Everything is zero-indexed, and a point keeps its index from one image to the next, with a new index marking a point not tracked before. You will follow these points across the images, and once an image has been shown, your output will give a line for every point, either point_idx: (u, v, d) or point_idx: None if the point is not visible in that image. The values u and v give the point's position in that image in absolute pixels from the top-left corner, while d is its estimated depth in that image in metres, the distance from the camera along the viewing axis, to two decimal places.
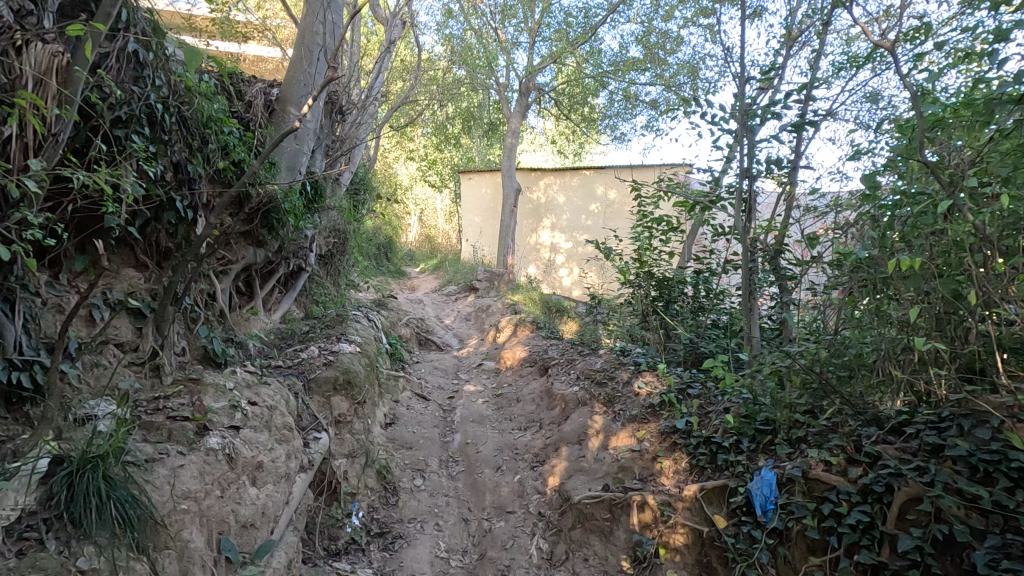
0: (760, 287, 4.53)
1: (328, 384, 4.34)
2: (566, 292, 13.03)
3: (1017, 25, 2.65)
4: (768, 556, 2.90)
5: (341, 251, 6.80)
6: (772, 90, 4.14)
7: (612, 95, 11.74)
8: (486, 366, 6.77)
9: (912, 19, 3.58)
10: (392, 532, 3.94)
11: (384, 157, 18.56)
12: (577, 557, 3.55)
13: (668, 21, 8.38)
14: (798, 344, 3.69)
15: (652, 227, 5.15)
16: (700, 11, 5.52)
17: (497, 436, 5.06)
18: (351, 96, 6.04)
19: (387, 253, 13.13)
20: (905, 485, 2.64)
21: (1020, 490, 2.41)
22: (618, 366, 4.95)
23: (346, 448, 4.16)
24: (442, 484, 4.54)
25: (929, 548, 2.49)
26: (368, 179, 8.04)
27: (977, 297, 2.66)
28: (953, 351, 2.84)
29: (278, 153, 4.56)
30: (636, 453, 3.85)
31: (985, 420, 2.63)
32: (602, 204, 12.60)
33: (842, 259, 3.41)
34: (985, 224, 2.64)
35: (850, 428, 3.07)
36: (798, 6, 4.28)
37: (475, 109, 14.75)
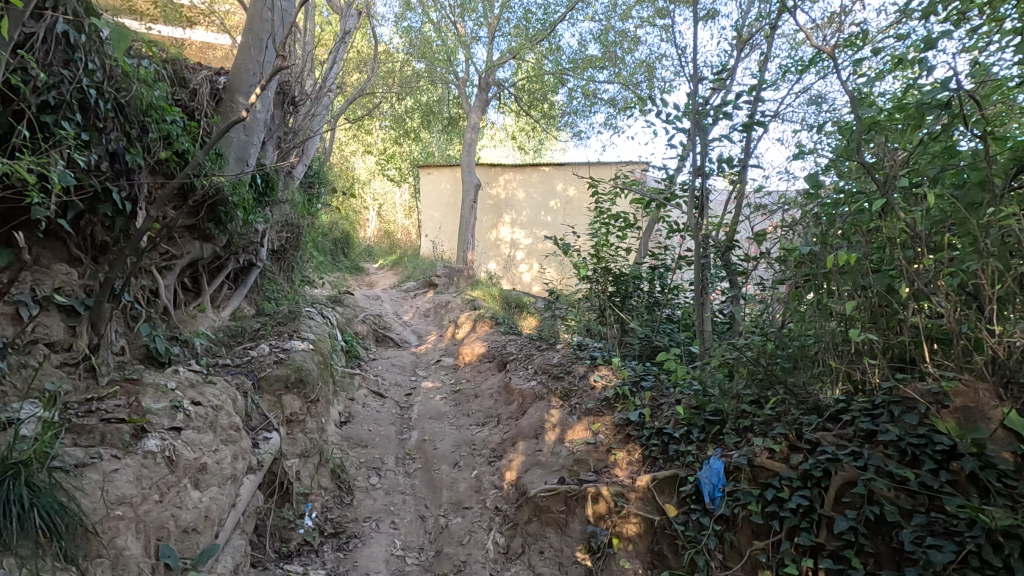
0: (712, 283, 4.67)
1: (280, 383, 4.22)
2: (526, 288, 13.07)
3: (945, 34, 2.82)
4: (715, 542, 3.00)
5: (294, 246, 6.62)
6: (724, 91, 4.26)
7: (571, 92, 11.84)
8: (445, 363, 6.73)
9: (852, 26, 3.75)
10: (346, 532, 3.87)
11: (341, 151, 18.16)
12: (533, 550, 3.57)
13: (626, 20, 8.50)
14: (745, 337, 3.83)
15: (609, 224, 5.23)
16: (657, 11, 5.62)
17: (455, 432, 5.04)
18: (304, 87, 5.87)
19: (345, 248, 12.87)
20: (842, 469, 2.76)
21: (943, 471, 2.57)
22: (575, 361, 5.02)
23: (298, 448, 4.06)
24: (399, 482, 4.49)
25: (862, 529, 2.60)
26: (323, 172, 7.85)
27: (908, 291, 2.81)
28: (886, 342, 2.99)
29: (225, 144, 4.39)
30: (592, 445, 3.91)
31: (914, 406, 2.79)
32: (561, 200, 12.76)
33: (787, 255, 3.55)
34: (914, 222, 2.79)
35: (793, 417, 3.21)
36: (749, 9, 4.40)
37: (435, 103, 14.61)
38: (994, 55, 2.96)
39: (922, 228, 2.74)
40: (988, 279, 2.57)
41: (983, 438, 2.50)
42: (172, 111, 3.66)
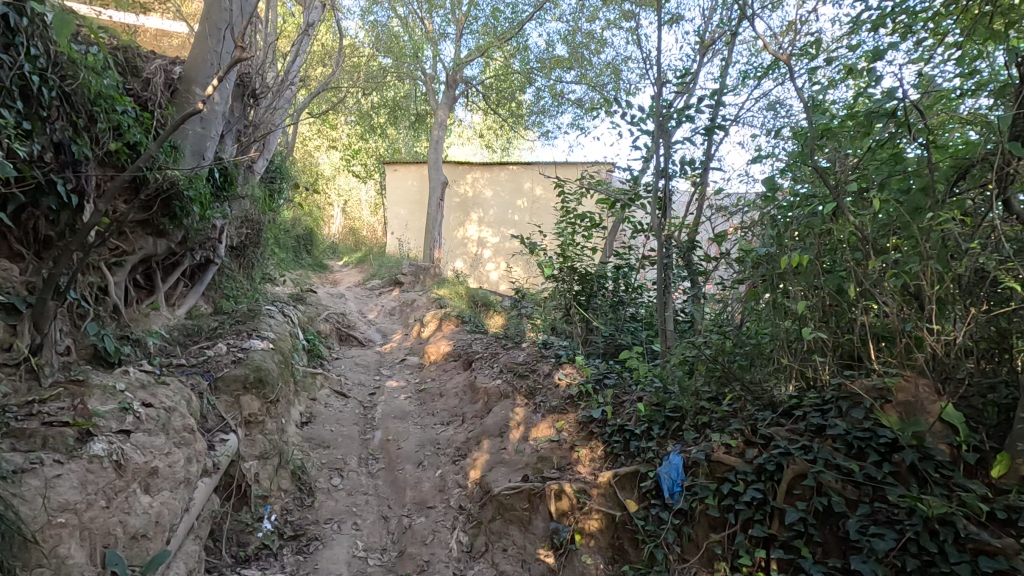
0: (675, 282, 4.77)
1: (238, 384, 4.11)
2: (493, 286, 13.07)
3: (892, 46, 2.96)
4: (674, 535, 3.07)
5: (255, 243, 6.45)
6: (688, 94, 4.36)
7: (539, 92, 11.89)
8: (409, 362, 6.67)
9: (808, 35, 3.90)
10: (307, 534, 3.80)
11: (305, 145, 17.76)
12: (496, 548, 3.58)
13: (592, 22, 8.59)
14: (704, 335, 3.93)
15: (575, 224, 5.29)
16: (623, 15, 5.69)
17: (419, 431, 5.00)
18: (265, 79, 5.72)
19: (308, 245, 12.61)
20: (793, 463, 2.86)
21: (886, 463, 2.70)
22: (540, 359, 5.05)
23: (257, 449, 3.97)
24: (361, 483, 4.44)
25: (812, 519, 2.70)
26: (286, 167, 7.67)
27: (856, 292, 2.93)
28: (836, 340, 3.12)
29: (181, 136, 4.24)
30: (555, 443, 3.96)
31: (859, 402, 2.92)
32: (528, 199, 12.89)
33: (745, 256, 3.67)
34: (863, 225, 2.91)
35: (749, 413, 3.31)
36: (712, 15, 4.51)
37: (401, 99, 14.44)
38: (936, 67, 3.12)
39: (869, 231, 2.87)
40: (929, 280, 2.71)
41: (922, 431, 2.63)
42: (123, 101, 3.52)
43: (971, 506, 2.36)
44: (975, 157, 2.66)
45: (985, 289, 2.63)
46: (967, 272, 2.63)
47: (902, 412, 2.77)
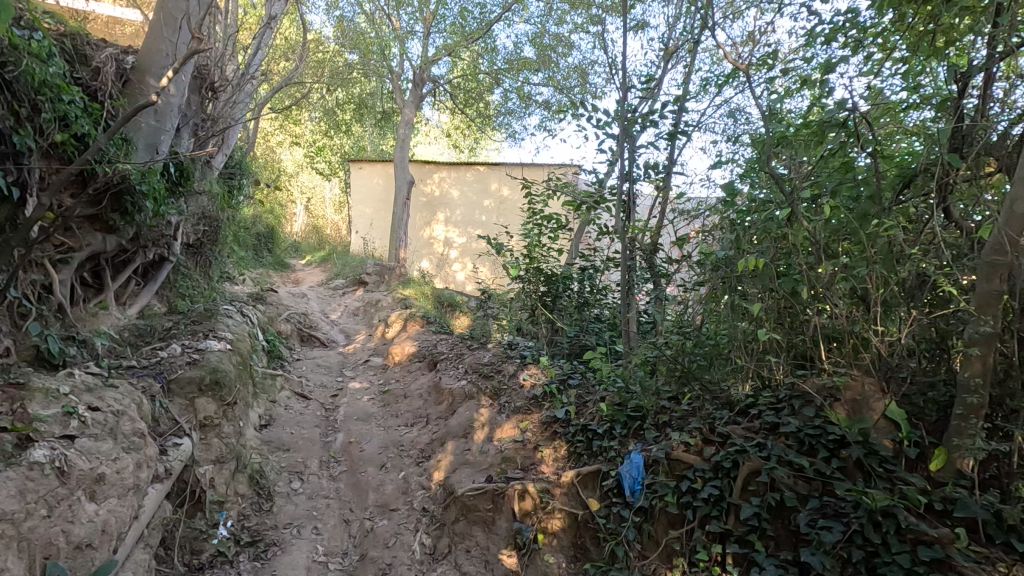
0: (638, 284, 4.85)
1: (193, 386, 3.98)
2: (459, 287, 13.01)
3: (844, 60, 3.10)
4: (634, 533, 3.13)
5: (213, 241, 6.25)
6: (652, 100, 4.46)
7: (506, 93, 11.92)
8: (373, 363, 6.57)
9: (766, 45, 4.03)
10: (265, 540, 3.71)
11: (266, 141, 17.32)
12: (459, 549, 3.56)
13: (560, 25, 8.66)
14: (666, 335, 4.02)
15: (541, 225, 5.33)
16: (589, 19, 5.76)
17: (382, 432, 4.94)
18: (225, 72, 5.56)
19: (269, 243, 12.29)
20: (748, 460, 2.96)
21: (835, 458, 2.82)
22: (505, 360, 5.06)
23: (213, 453, 3.86)
24: (322, 486, 4.35)
25: (765, 514, 2.80)
26: (246, 163, 7.45)
27: (809, 294, 3.05)
28: (789, 341, 3.24)
29: (132, 129, 4.06)
30: (519, 443, 3.97)
31: (811, 400, 3.04)
32: (495, 199, 12.90)
33: (706, 259, 3.78)
34: (815, 230, 3.03)
35: (707, 412, 3.41)
36: (676, 23, 4.61)
37: (367, 96, 14.23)
38: (884, 81, 3.28)
39: (821, 236, 2.99)
40: (875, 284, 2.84)
41: (867, 428, 2.76)
42: (70, 90, 3.36)
43: (911, 498, 2.49)
44: (918, 166, 2.91)
45: (926, 293, 2.79)
46: (910, 276, 2.77)
47: (849, 410, 2.89)
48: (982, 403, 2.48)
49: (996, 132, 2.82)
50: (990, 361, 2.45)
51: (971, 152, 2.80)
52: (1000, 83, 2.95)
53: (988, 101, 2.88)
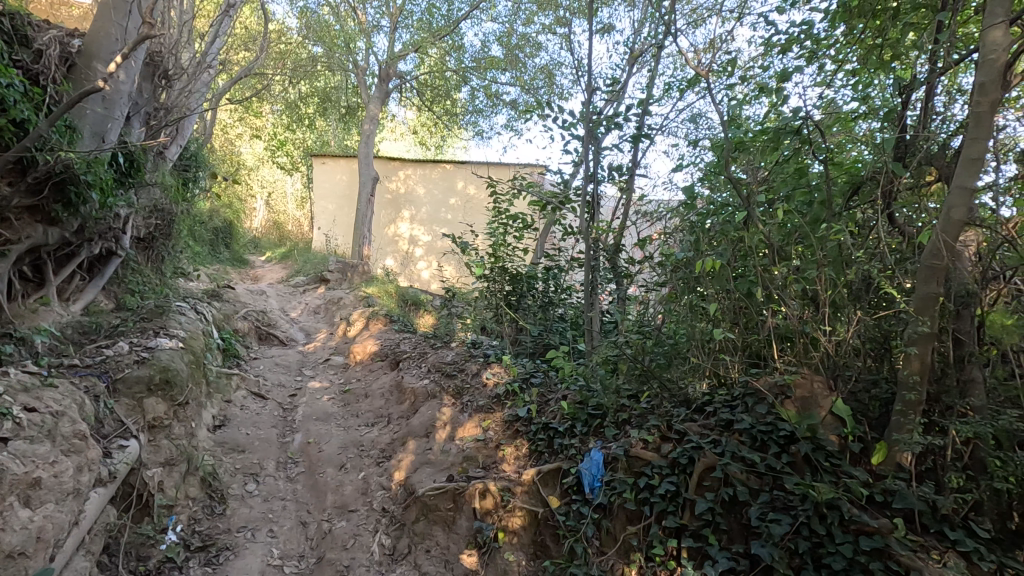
0: (602, 284, 4.92)
1: (141, 386, 3.83)
2: (424, 285, 12.91)
3: (799, 70, 3.23)
4: (593, 529, 3.16)
5: (166, 235, 6.01)
6: (617, 102, 4.54)
7: (473, 91, 11.88)
8: (334, 362, 6.44)
9: (727, 53, 4.15)
10: (217, 544, 3.59)
11: (225, 133, 16.79)
12: (419, 549, 3.53)
13: (528, 26, 8.68)
14: (627, 334, 4.09)
15: (506, 224, 5.34)
16: (556, 21, 5.81)
17: (342, 433, 4.85)
18: (180, 61, 5.35)
19: (227, 238, 11.91)
20: (703, 456, 3.04)
21: (785, 453, 2.92)
22: (468, 359, 5.05)
23: (162, 456, 3.72)
24: (278, 488, 4.24)
25: (719, 509, 2.87)
26: (203, 155, 7.19)
27: (763, 295, 3.15)
28: (744, 340, 3.35)
29: (77, 116, 3.87)
30: (481, 442, 3.98)
31: (763, 397, 3.14)
32: (461, 198, 12.84)
33: (667, 260, 3.87)
34: (770, 234, 3.15)
35: (665, 410, 3.48)
36: (641, 28, 4.70)
37: (331, 90, 13.96)
38: (836, 91, 3.43)
39: (774, 240, 3.10)
40: (824, 286, 2.96)
41: (815, 424, 2.88)
42: (8, 72, 3.18)
43: (854, 491, 2.60)
44: (865, 174, 3.05)
45: (871, 295, 2.92)
46: (856, 278, 2.90)
47: (799, 407, 3.01)
48: (920, 400, 2.61)
49: (936, 142, 2.98)
50: (927, 360, 2.59)
51: (913, 162, 2.96)
52: (941, 97, 3.12)
53: (929, 114, 3.05)
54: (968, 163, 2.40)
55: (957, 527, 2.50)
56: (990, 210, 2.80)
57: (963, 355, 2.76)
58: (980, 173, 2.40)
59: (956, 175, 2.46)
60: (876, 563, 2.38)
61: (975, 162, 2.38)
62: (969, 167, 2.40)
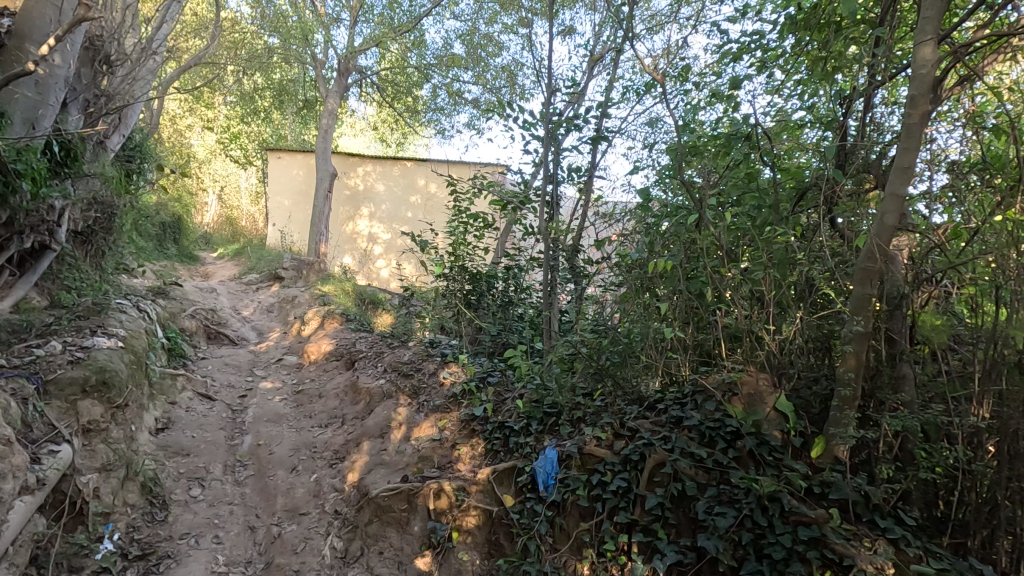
0: (560, 284, 4.96)
1: (75, 387, 3.64)
2: (383, 284, 12.71)
3: (750, 79, 3.36)
4: (547, 527, 3.18)
5: (106, 229, 5.67)
6: (576, 104, 4.60)
7: (435, 88, 11.78)
8: (287, 362, 6.26)
9: (684, 58, 4.26)
10: (157, 553, 3.44)
11: (174, 124, 16.08)
12: (371, 551, 3.47)
13: (490, 25, 8.67)
14: (583, 333, 4.15)
15: (466, 223, 5.32)
16: (518, 21, 5.83)
17: (294, 434, 4.72)
18: (123, 47, 5.12)
19: (175, 234, 11.41)
20: (654, 452, 3.11)
21: (731, 448, 3.02)
22: (425, 358, 5.00)
23: (98, 461, 3.54)
24: (225, 492, 4.10)
25: (668, 504, 2.94)
26: (149, 146, 6.86)
27: (712, 296, 3.25)
28: (694, 339, 3.45)
29: (6, 101, 3.63)
30: (437, 442, 3.96)
31: (712, 395, 3.24)
32: (422, 196, 12.73)
33: (624, 261, 3.95)
34: (720, 236, 3.25)
35: (618, 407, 3.55)
36: (601, 32, 4.76)
37: (288, 83, 13.57)
38: (784, 99, 3.58)
39: (724, 242, 3.20)
40: (770, 286, 3.08)
41: (760, 420, 2.99)
42: None
43: (794, 483, 2.72)
44: (809, 180, 3.19)
45: (813, 295, 3.05)
46: (800, 280, 3.03)
47: (745, 403, 3.12)
48: (855, 395, 2.75)
49: (875, 152, 3.15)
50: (863, 357, 2.72)
51: (853, 170, 3.12)
52: (881, 108, 3.28)
53: (869, 124, 3.22)
54: (900, 171, 2.53)
55: (887, 515, 2.65)
56: (922, 218, 2.97)
57: (895, 353, 2.92)
58: (910, 181, 2.54)
59: (889, 183, 2.59)
60: (813, 552, 2.49)
61: (906, 170, 2.52)
62: (901, 175, 2.53)
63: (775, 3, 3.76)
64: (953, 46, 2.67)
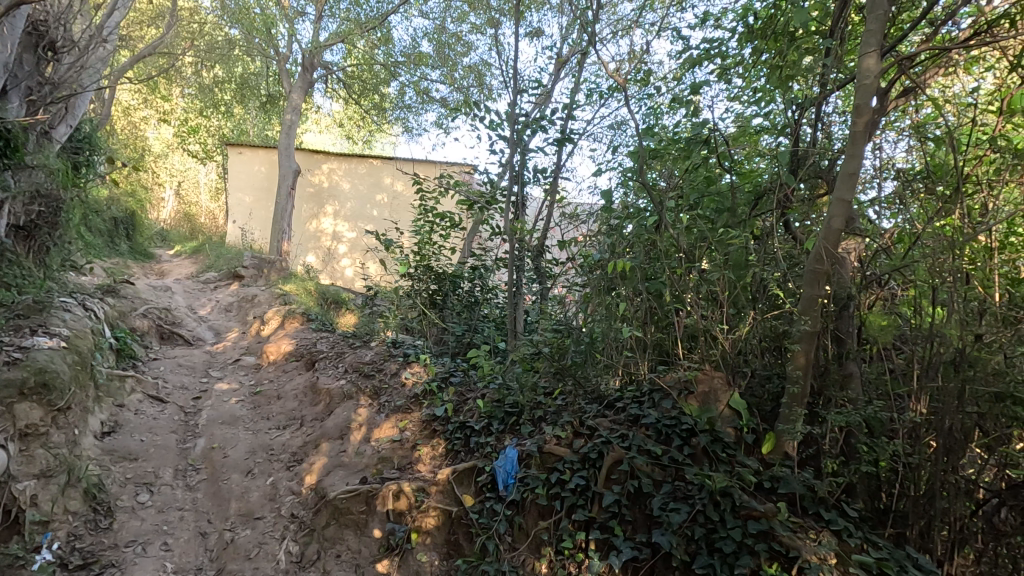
0: (526, 284, 4.98)
1: (12, 389, 3.49)
2: (347, 283, 12.47)
3: (709, 85, 3.46)
4: (506, 526, 3.19)
5: (51, 223, 5.39)
6: (542, 106, 4.63)
7: (403, 86, 11.65)
8: (244, 362, 6.10)
9: (649, 62, 4.34)
10: (100, 561, 3.30)
11: (128, 116, 15.45)
12: (329, 554, 3.41)
13: (459, 24, 8.62)
14: (546, 333, 4.17)
15: (432, 222, 5.28)
16: (486, 21, 5.82)
17: (250, 436, 4.60)
18: (70, 33, 4.86)
19: (128, 229, 10.97)
20: (612, 450, 3.15)
21: (687, 446, 3.09)
22: (387, 358, 4.94)
23: (36, 467, 3.44)
24: (176, 497, 3.96)
25: (625, 500, 2.98)
26: (98, 138, 6.55)
27: (671, 296, 3.31)
28: (653, 338, 3.52)
29: None
30: (397, 443, 3.92)
31: (669, 394, 3.30)
32: (389, 195, 12.60)
33: (587, 262, 3.99)
34: (679, 238, 3.32)
35: (578, 407, 3.58)
36: (568, 35, 4.81)
37: (251, 77, 13.19)
38: (743, 106, 3.69)
39: (684, 244, 3.28)
40: (724, 287, 3.17)
41: (714, 417, 3.06)
42: None
43: (745, 479, 2.79)
44: (767, 184, 3.28)
45: (765, 296, 3.15)
46: (753, 281, 3.13)
47: (700, 401, 3.19)
48: (803, 393, 2.84)
49: (826, 158, 3.28)
50: (811, 356, 2.82)
51: (804, 174, 3.24)
52: (832, 116, 3.41)
53: (821, 133, 3.35)
54: (846, 177, 2.63)
55: (831, 508, 2.75)
56: (870, 223, 3.10)
57: (842, 352, 3.04)
58: (856, 187, 2.63)
59: (836, 189, 2.69)
60: (761, 544, 2.56)
61: (852, 176, 2.61)
62: (847, 181, 2.63)
63: (734, 11, 3.86)
64: (897, 57, 2.79)
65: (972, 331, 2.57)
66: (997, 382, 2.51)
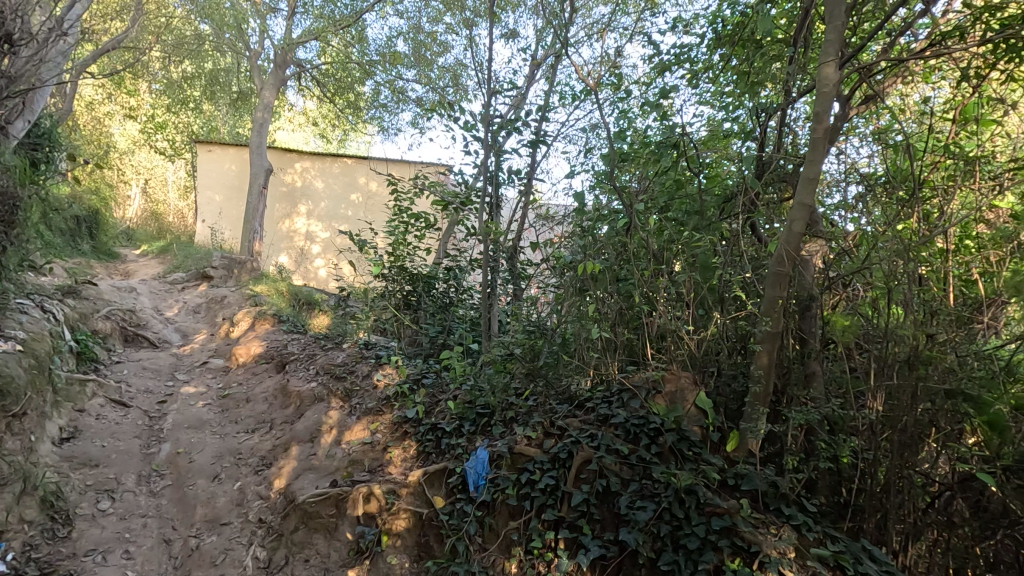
0: (500, 285, 4.99)
1: None
2: (321, 284, 12.28)
3: (679, 90, 3.51)
4: (476, 527, 3.20)
5: (9, 223, 4.64)
6: (517, 107, 4.64)
7: (378, 85, 11.51)
8: (213, 365, 5.97)
9: (621, 64, 4.38)
10: (58, 571, 3.20)
11: (92, 111, 14.97)
12: (297, 559, 3.37)
13: (434, 25, 8.57)
14: (518, 334, 4.19)
15: (406, 223, 5.25)
16: (461, 22, 5.81)
17: (217, 440, 4.51)
18: (27, 24, 4.66)
19: (92, 228, 10.64)
20: (581, 450, 3.19)
21: (655, 445, 3.13)
22: (359, 360, 4.90)
23: None
24: (138, 503, 3.86)
25: (593, 499, 3.02)
26: (58, 135, 6.34)
27: (641, 297, 3.36)
28: (623, 339, 3.56)
29: None
30: (368, 445, 3.89)
31: (637, 394, 3.35)
32: (363, 194, 12.47)
33: (560, 264, 4.03)
34: (649, 240, 3.37)
35: (549, 407, 3.61)
36: (542, 37, 4.83)
37: (221, 74, 12.92)
38: (712, 110, 3.75)
39: (653, 246, 3.33)
40: (692, 288, 3.23)
41: (680, 416, 3.12)
42: None
43: (710, 477, 2.85)
44: (734, 188, 3.35)
45: (731, 297, 3.22)
46: (719, 283, 3.20)
47: (668, 401, 3.25)
48: (766, 392, 2.92)
49: (791, 162, 3.36)
50: (774, 356, 2.90)
51: (770, 178, 3.33)
52: (797, 121, 3.51)
53: (787, 138, 3.44)
54: (808, 182, 2.70)
55: (792, 504, 2.83)
56: (832, 227, 3.20)
57: (805, 352, 3.12)
58: (817, 192, 2.71)
59: (799, 193, 2.76)
60: (724, 540, 2.62)
61: (813, 181, 2.69)
62: (809, 186, 2.70)
63: (705, 16, 3.92)
64: (858, 66, 2.87)
65: (925, 331, 2.67)
66: (949, 380, 2.61)
